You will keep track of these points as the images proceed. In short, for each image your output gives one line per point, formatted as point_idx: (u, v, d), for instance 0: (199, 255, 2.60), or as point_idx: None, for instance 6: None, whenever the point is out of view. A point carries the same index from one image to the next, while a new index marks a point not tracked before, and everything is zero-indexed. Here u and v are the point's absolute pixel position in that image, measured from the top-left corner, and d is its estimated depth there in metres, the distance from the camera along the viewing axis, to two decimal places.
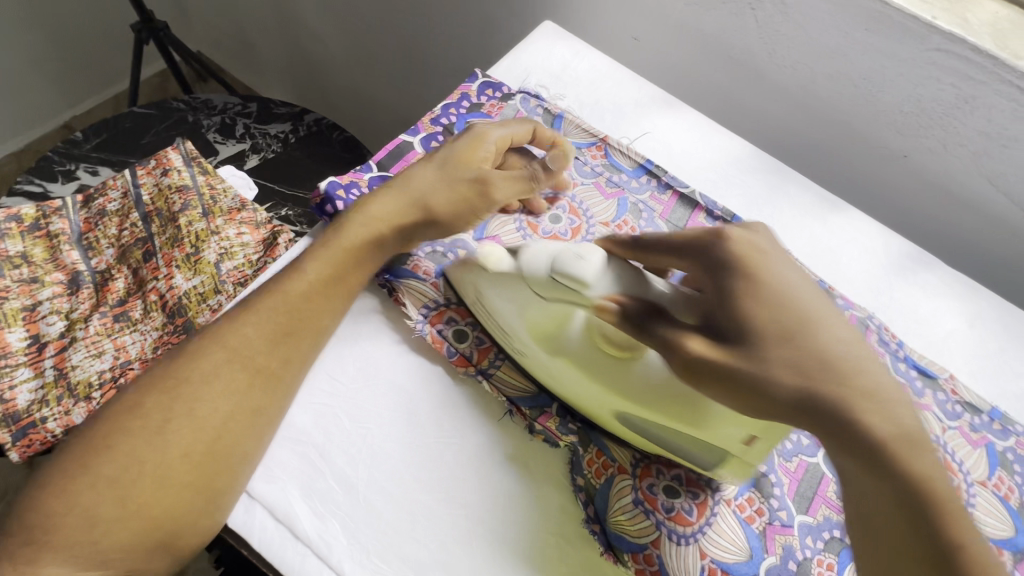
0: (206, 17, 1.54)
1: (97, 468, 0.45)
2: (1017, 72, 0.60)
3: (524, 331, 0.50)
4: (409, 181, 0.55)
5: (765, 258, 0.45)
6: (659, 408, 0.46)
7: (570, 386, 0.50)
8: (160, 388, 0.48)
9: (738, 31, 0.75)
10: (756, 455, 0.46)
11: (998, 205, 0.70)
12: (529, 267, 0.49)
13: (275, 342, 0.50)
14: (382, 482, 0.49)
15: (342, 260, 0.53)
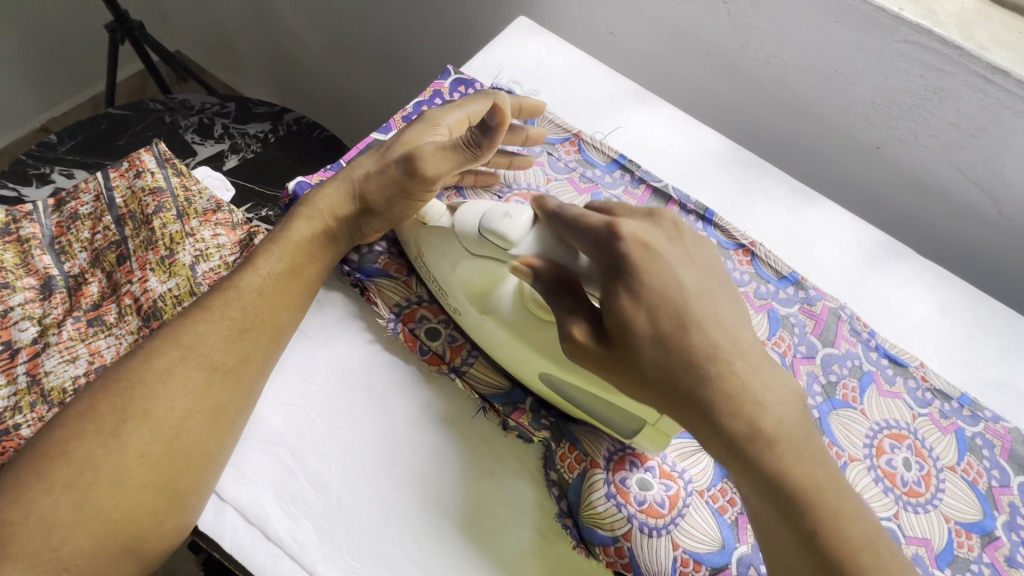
0: (184, 17, 1.52)
1: (52, 473, 0.44)
2: (984, 63, 0.61)
3: (461, 288, 0.52)
4: (358, 166, 0.56)
5: (657, 257, 0.42)
6: (577, 374, 0.47)
7: (503, 348, 0.51)
8: (115, 390, 0.47)
9: (711, 25, 0.75)
10: (669, 425, 0.45)
11: (968, 194, 0.71)
12: (459, 225, 0.50)
13: (234, 341, 0.50)
14: (354, 480, 0.49)
15: (294, 254, 0.54)
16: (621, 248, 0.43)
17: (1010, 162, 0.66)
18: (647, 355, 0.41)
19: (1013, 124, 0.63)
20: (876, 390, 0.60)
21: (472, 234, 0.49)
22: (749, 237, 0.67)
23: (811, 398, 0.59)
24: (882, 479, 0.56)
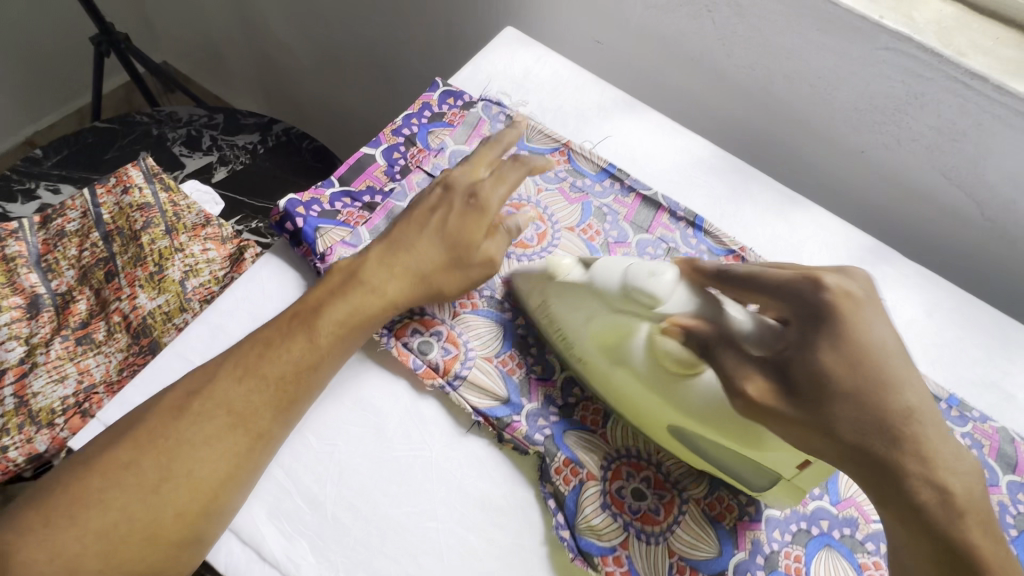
0: (170, 28, 1.51)
1: (83, 521, 0.42)
2: (963, 69, 0.62)
3: (589, 338, 0.51)
4: (415, 258, 0.52)
5: (861, 310, 0.43)
6: (723, 434, 0.45)
7: (633, 401, 0.50)
8: (155, 446, 0.44)
9: (696, 34, 0.76)
10: (806, 479, 0.46)
11: (951, 197, 0.72)
12: (599, 281, 0.50)
13: (282, 409, 0.47)
14: (350, 498, 0.48)
15: (354, 325, 0.50)
16: (822, 303, 0.43)
17: (990, 166, 0.67)
18: (836, 405, 0.40)
19: (993, 128, 0.64)
20: None
21: (614, 290, 0.49)
22: (738, 243, 0.67)
23: None
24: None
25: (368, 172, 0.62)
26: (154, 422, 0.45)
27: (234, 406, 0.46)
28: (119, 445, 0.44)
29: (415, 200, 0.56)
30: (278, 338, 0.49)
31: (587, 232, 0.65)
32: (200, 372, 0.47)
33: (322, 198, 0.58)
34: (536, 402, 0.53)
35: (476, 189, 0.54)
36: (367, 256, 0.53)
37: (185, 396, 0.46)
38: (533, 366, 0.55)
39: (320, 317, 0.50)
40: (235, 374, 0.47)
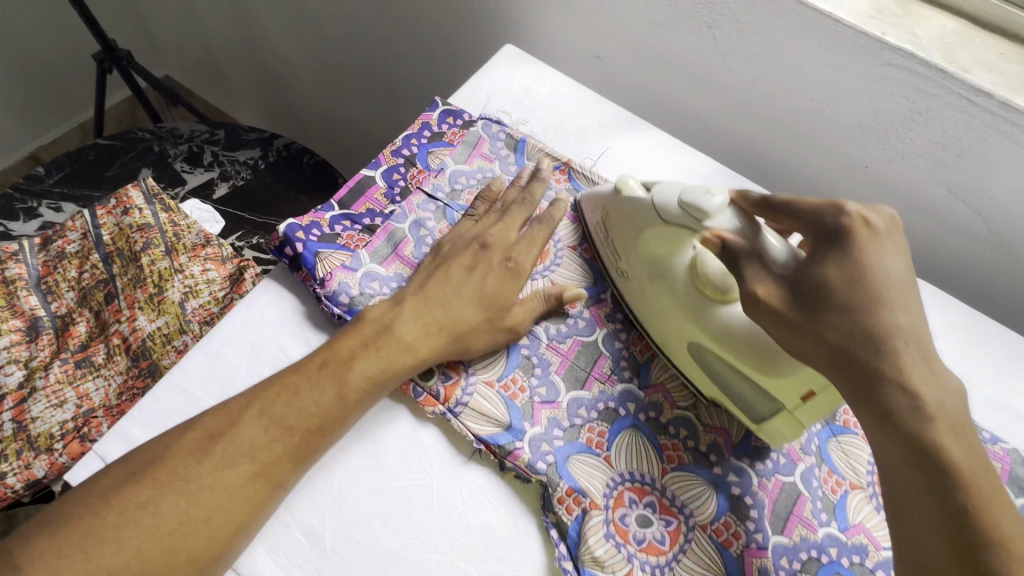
0: (172, 43, 1.52)
1: (95, 556, 0.40)
2: (967, 85, 0.61)
3: (637, 250, 0.57)
4: (450, 315, 0.52)
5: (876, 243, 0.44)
6: (731, 352, 0.49)
7: (661, 313, 0.55)
8: (176, 489, 0.42)
9: (697, 50, 0.76)
10: (808, 413, 0.47)
11: (956, 212, 0.71)
12: (656, 199, 0.54)
13: (301, 461, 0.46)
14: (349, 531, 0.47)
15: (385, 377, 0.49)
16: (841, 231, 0.45)
17: (997, 181, 0.66)
18: (829, 317, 0.43)
19: (998, 144, 0.63)
20: None
21: (671, 207, 0.53)
22: None
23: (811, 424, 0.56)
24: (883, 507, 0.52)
25: (368, 195, 0.61)
26: (170, 465, 0.43)
27: (257, 454, 0.44)
28: (137, 484, 0.42)
29: (446, 256, 0.56)
30: (304, 387, 0.47)
31: (590, 252, 0.63)
32: (224, 414, 0.46)
33: (322, 221, 0.57)
34: (538, 425, 0.52)
35: (510, 254, 0.57)
36: (401, 312, 0.52)
37: (206, 438, 0.45)
38: (535, 390, 0.53)
39: (350, 367, 0.48)
40: (261, 422, 0.45)
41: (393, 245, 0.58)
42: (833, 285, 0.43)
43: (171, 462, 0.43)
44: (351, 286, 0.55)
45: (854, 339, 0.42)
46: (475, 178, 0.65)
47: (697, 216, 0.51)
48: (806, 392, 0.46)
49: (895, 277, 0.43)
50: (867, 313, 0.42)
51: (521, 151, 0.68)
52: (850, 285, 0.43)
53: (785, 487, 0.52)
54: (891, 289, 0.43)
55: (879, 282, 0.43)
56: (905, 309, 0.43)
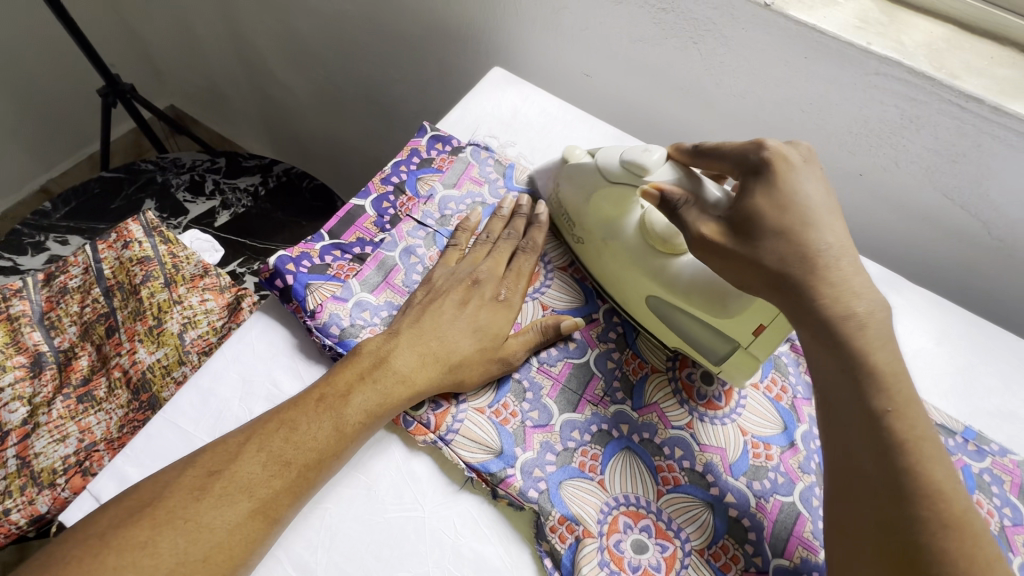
0: (176, 73, 1.55)
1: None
2: (957, 91, 0.61)
3: (589, 213, 0.60)
4: (444, 345, 0.52)
5: (794, 171, 0.48)
6: (686, 301, 0.53)
7: (618, 273, 0.58)
8: (176, 528, 0.41)
9: (684, 65, 0.76)
10: (762, 347, 0.51)
11: (955, 217, 0.70)
12: (599, 163, 0.58)
13: (299, 495, 0.45)
14: (342, 564, 0.46)
15: (384, 409, 0.49)
16: (762, 163, 0.49)
17: (993, 185, 0.65)
18: (766, 245, 0.46)
19: (993, 148, 0.63)
20: None
21: (613, 166, 0.56)
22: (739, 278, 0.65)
23: (811, 442, 0.55)
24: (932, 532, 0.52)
25: (358, 224, 0.61)
26: (168, 499, 0.43)
27: (255, 490, 0.44)
28: (134, 523, 0.41)
29: (439, 290, 0.56)
30: (302, 421, 0.47)
31: (580, 273, 0.63)
32: (223, 449, 0.45)
33: (313, 252, 0.57)
34: (531, 450, 0.51)
35: (501, 287, 0.57)
36: (393, 343, 0.52)
37: (206, 475, 0.44)
38: (528, 414, 0.53)
39: (349, 400, 0.48)
40: (259, 458, 0.45)
41: (384, 273, 0.58)
42: (787, 231, 0.46)
43: (168, 497, 0.43)
44: (342, 317, 0.55)
45: (790, 262, 0.45)
46: (464, 203, 0.65)
47: (636, 172, 0.54)
48: (756, 327, 0.50)
49: (817, 202, 0.48)
50: (799, 236, 0.46)
51: (511, 175, 0.68)
52: (792, 222, 0.46)
53: (785, 508, 0.51)
54: (821, 214, 0.47)
55: (806, 207, 0.47)
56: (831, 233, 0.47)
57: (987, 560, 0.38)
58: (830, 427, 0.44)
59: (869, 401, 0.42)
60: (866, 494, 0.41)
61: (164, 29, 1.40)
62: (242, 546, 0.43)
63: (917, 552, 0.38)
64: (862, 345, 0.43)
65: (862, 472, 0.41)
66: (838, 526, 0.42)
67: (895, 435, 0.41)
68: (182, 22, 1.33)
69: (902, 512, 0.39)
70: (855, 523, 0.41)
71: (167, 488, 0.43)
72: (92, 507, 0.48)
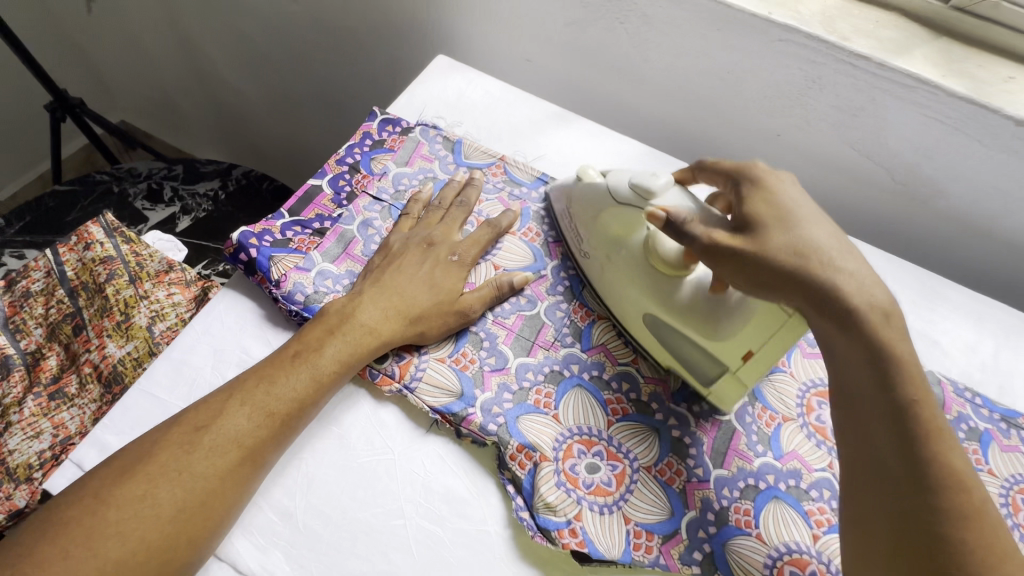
0: (126, 88, 1.54)
1: (101, 551, 0.42)
2: (848, 51, 0.68)
3: (597, 234, 0.61)
4: (405, 299, 0.57)
5: (785, 183, 0.53)
6: (684, 322, 0.55)
7: (620, 289, 0.60)
8: (173, 479, 0.45)
9: (613, 44, 0.82)
10: (749, 372, 0.53)
11: (862, 166, 0.78)
12: (611, 185, 0.59)
13: (283, 439, 0.49)
14: (319, 506, 0.50)
15: (357, 355, 0.53)
16: (755, 176, 0.53)
17: (890, 135, 0.73)
18: (775, 243, 0.48)
19: (884, 101, 0.71)
20: (801, 351, 0.63)
21: (622, 189, 0.57)
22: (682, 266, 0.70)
23: None
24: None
25: (316, 201, 0.65)
26: (158, 453, 0.46)
27: (242, 440, 0.47)
28: (129, 481, 0.44)
29: (396, 253, 0.60)
30: (280, 375, 0.51)
31: (527, 236, 0.68)
32: (207, 408, 0.48)
33: (274, 228, 0.60)
34: (489, 391, 0.56)
35: (455, 248, 0.62)
36: (358, 300, 0.56)
37: (193, 431, 0.47)
38: (486, 360, 0.57)
39: (324, 348, 0.53)
40: (245, 411, 0.48)
41: (343, 244, 0.62)
42: (791, 226, 0.49)
43: (158, 451, 0.46)
44: (305, 285, 0.58)
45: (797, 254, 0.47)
46: (417, 178, 0.69)
47: (644, 196, 0.55)
48: (744, 355, 0.52)
49: (808, 209, 0.51)
50: (799, 233, 0.48)
51: (459, 150, 0.73)
52: (791, 221, 0.49)
53: (722, 425, 0.57)
54: (816, 218, 0.50)
55: (801, 212, 0.50)
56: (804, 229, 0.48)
57: (1007, 550, 0.38)
58: (854, 419, 0.45)
59: (868, 375, 0.44)
60: (881, 480, 0.42)
61: (111, 42, 1.39)
62: (235, 490, 0.46)
63: (939, 543, 0.39)
64: (886, 336, 0.44)
65: (883, 461, 0.42)
66: (855, 518, 0.43)
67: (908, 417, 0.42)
68: (129, 34, 1.34)
69: (913, 496, 0.40)
70: (869, 512, 0.42)
71: (155, 444, 0.46)
72: (74, 474, 0.50)
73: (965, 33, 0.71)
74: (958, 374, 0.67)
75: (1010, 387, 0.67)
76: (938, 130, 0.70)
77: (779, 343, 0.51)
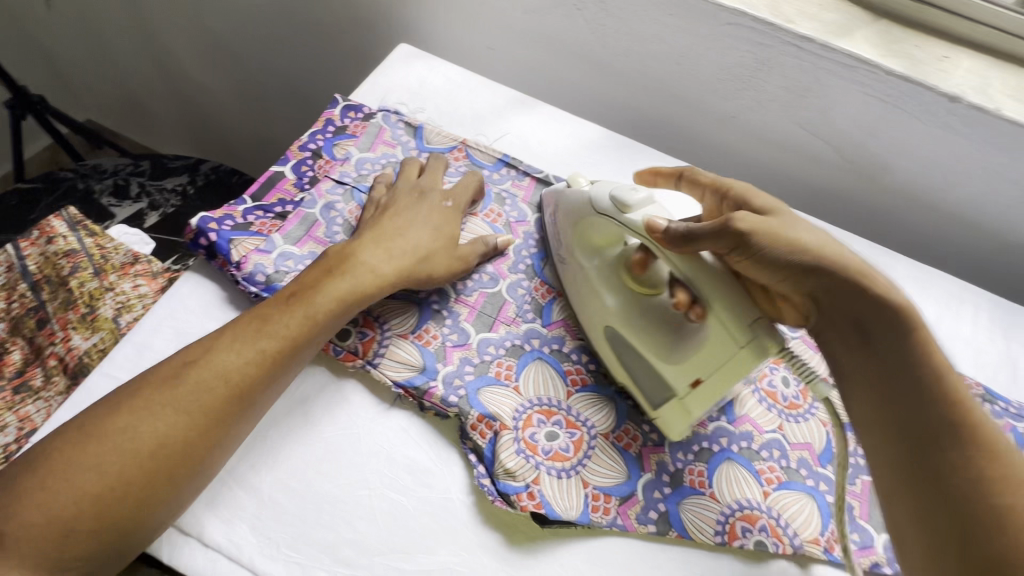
0: (89, 84, 1.52)
1: (79, 482, 0.44)
2: (792, 34, 0.71)
3: (578, 240, 0.61)
4: (407, 241, 0.59)
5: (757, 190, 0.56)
6: (642, 341, 0.55)
7: (590, 299, 0.60)
8: (155, 413, 0.47)
9: (572, 31, 0.84)
10: (695, 400, 0.52)
11: (812, 145, 0.82)
12: (595, 196, 0.58)
13: (269, 381, 0.51)
14: (286, 480, 0.51)
15: (353, 300, 0.55)
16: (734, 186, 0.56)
17: (837, 114, 0.77)
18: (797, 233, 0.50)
19: (829, 81, 0.74)
20: None
21: (605, 202, 0.57)
22: None
23: None
24: (798, 396, 0.61)
25: (279, 187, 0.66)
26: (148, 383, 0.48)
27: (226, 377, 0.49)
28: (117, 412, 0.46)
29: (389, 203, 0.63)
30: (273, 315, 0.52)
31: (489, 216, 0.69)
32: (197, 346, 0.50)
33: (236, 213, 0.61)
34: (451, 364, 0.57)
35: (447, 195, 0.65)
36: (354, 244, 0.58)
37: (183, 365, 0.49)
38: (448, 335, 0.59)
39: (319, 292, 0.53)
40: (232, 349, 0.50)
41: (306, 227, 0.63)
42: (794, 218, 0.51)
43: (148, 383, 0.48)
44: (267, 266, 0.59)
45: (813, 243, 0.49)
46: (379, 163, 0.70)
47: (623, 210, 0.55)
48: (692, 383, 0.52)
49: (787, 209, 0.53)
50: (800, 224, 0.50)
51: (421, 135, 0.74)
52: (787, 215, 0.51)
53: None
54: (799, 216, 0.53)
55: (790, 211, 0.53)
56: (797, 228, 0.50)
57: None
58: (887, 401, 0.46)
59: (890, 354, 0.47)
60: (932, 458, 0.43)
61: (71, 37, 1.37)
62: (214, 429, 0.48)
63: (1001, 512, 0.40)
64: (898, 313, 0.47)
65: (929, 437, 0.44)
66: (908, 500, 0.44)
67: (929, 388, 0.45)
68: (90, 28, 1.31)
69: (971, 474, 0.42)
70: (923, 493, 0.43)
71: (147, 377, 0.49)
72: None
73: (903, 15, 0.75)
74: None
75: (950, 350, 0.70)
76: (879, 108, 0.73)
77: (728, 374, 0.50)
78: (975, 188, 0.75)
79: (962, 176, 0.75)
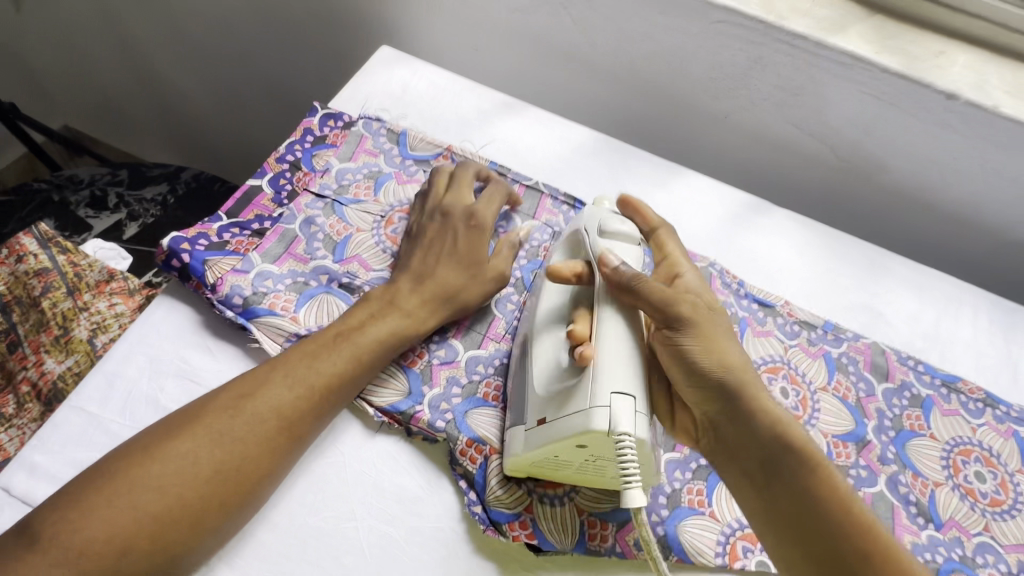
0: (63, 90, 1.47)
1: (140, 503, 0.42)
2: (786, 31, 0.69)
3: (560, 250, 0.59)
4: (443, 282, 0.57)
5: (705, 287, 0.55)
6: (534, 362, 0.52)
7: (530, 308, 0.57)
8: (216, 439, 0.45)
9: (559, 30, 0.82)
10: (533, 437, 0.48)
11: (807, 144, 0.80)
12: (587, 220, 0.56)
13: (323, 415, 0.50)
14: (268, 514, 0.49)
15: (381, 349, 0.53)
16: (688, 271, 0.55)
17: (832, 113, 0.75)
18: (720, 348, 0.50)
19: (823, 79, 0.72)
20: (751, 334, 0.65)
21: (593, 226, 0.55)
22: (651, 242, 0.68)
23: None
24: (797, 406, 0.62)
25: (256, 202, 0.63)
26: (212, 405, 0.47)
27: (280, 408, 0.48)
28: (178, 437, 0.45)
29: (416, 234, 0.61)
30: (323, 352, 0.51)
31: None
32: (252, 376, 0.49)
33: (210, 231, 0.58)
34: (438, 386, 0.55)
35: (475, 211, 0.61)
36: (398, 285, 0.57)
37: (237, 397, 0.47)
38: (435, 355, 0.57)
39: (366, 330, 0.53)
40: (287, 383, 0.49)
41: (285, 244, 0.60)
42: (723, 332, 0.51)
43: (209, 408, 0.47)
44: (244, 288, 0.56)
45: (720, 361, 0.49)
46: (361, 173, 0.68)
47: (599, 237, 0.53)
48: (538, 419, 0.48)
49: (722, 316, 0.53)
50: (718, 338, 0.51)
51: (404, 143, 0.72)
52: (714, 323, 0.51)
53: None
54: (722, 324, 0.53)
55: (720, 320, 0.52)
56: (720, 344, 0.50)
57: None
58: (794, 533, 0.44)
59: (794, 482, 0.45)
60: None
61: (44, 41, 1.32)
62: (268, 458, 0.47)
63: None
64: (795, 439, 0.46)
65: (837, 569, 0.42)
66: None
67: (829, 522, 0.43)
68: (62, 32, 1.27)
69: None
70: None
71: (208, 399, 0.47)
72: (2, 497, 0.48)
73: (898, 10, 0.73)
74: (901, 344, 0.69)
75: (949, 354, 0.69)
76: (876, 107, 0.71)
77: (563, 423, 0.45)
78: (972, 186, 0.74)
79: (960, 175, 0.73)
